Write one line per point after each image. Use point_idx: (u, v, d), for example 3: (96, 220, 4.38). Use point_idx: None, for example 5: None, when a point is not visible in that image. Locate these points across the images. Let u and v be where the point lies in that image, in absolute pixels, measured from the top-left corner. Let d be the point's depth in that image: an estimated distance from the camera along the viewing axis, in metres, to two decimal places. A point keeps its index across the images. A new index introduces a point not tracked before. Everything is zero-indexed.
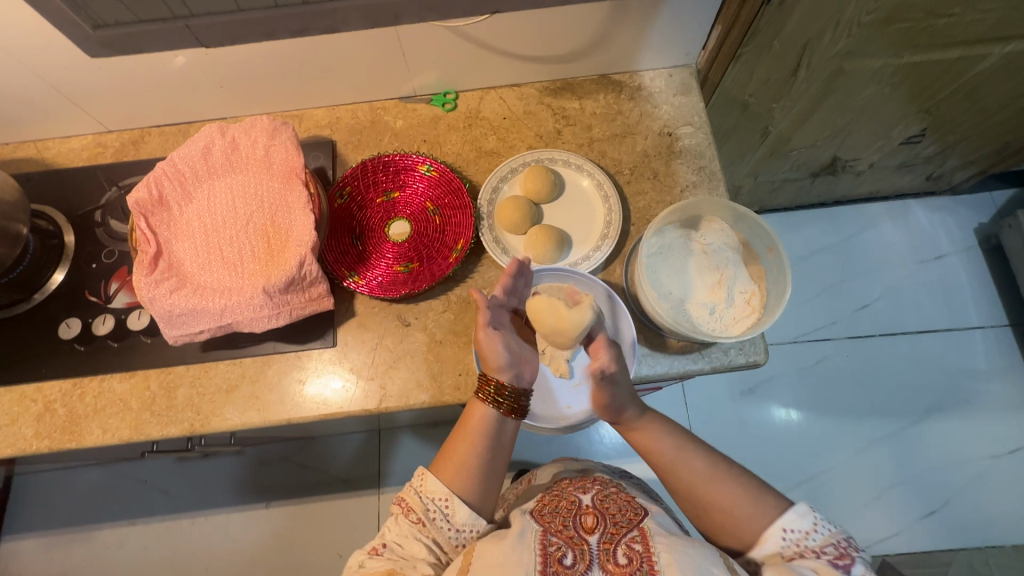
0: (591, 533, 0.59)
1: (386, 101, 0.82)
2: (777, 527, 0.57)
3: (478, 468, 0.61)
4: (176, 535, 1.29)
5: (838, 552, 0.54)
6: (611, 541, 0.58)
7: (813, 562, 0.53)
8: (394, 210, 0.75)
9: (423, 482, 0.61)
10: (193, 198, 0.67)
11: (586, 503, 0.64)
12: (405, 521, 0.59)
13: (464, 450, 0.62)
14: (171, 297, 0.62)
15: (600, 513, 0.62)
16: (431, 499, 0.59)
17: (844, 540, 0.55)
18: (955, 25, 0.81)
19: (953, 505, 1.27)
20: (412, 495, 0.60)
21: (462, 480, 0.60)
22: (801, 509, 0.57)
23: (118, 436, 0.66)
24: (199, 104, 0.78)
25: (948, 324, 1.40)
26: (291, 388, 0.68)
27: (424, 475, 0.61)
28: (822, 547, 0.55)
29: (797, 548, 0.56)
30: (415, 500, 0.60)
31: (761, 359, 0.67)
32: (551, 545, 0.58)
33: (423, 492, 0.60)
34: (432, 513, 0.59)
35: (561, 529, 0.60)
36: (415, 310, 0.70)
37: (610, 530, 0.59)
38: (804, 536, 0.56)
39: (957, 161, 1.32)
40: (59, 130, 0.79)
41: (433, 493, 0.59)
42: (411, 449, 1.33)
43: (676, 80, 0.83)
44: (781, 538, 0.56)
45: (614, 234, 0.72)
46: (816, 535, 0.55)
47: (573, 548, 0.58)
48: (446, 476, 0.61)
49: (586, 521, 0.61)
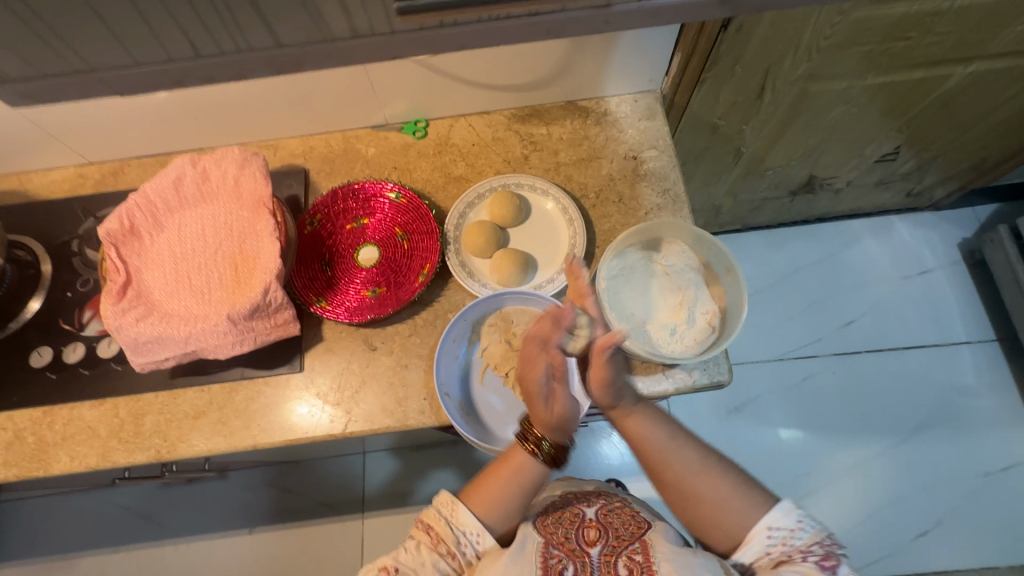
0: (593, 545, 0.61)
1: (358, 130, 0.84)
2: (763, 526, 0.57)
3: (510, 505, 0.62)
4: (159, 562, 1.28)
5: (822, 551, 0.55)
6: (611, 554, 0.60)
7: (800, 565, 0.54)
8: (363, 235, 0.76)
9: (454, 513, 0.60)
10: (163, 227, 0.69)
11: (590, 516, 0.65)
12: (431, 551, 0.58)
13: (504, 487, 0.62)
14: (138, 325, 0.63)
15: (603, 527, 0.63)
16: (464, 532, 0.59)
17: (828, 539, 0.56)
18: (914, 47, 0.83)
19: (947, 524, 1.25)
20: (441, 524, 0.60)
21: (494, 513, 0.61)
22: (786, 506, 0.58)
23: (86, 463, 0.66)
24: (175, 136, 0.80)
25: (935, 340, 1.40)
26: (258, 414, 0.68)
27: (456, 505, 0.61)
28: (808, 547, 0.55)
29: (782, 548, 0.56)
30: (446, 531, 0.59)
31: (726, 379, 0.66)
32: (552, 557, 0.59)
33: (453, 522, 0.60)
34: (463, 545, 0.59)
35: (563, 541, 0.61)
36: (381, 334, 0.71)
37: (612, 543, 0.61)
38: (790, 535, 0.56)
39: (935, 177, 1.33)
40: (40, 163, 0.81)
41: (465, 526, 0.60)
42: (396, 472, 1.32)
43: (641, 105, 0.85)
44: (766, 537, 0.57)
45: (578, 257, 0.73)
46: (801, 534, 0.56)
47: (574, 560, 0.59)
48: (480, 511, 0.61)
49: (589, 533, 0.62)
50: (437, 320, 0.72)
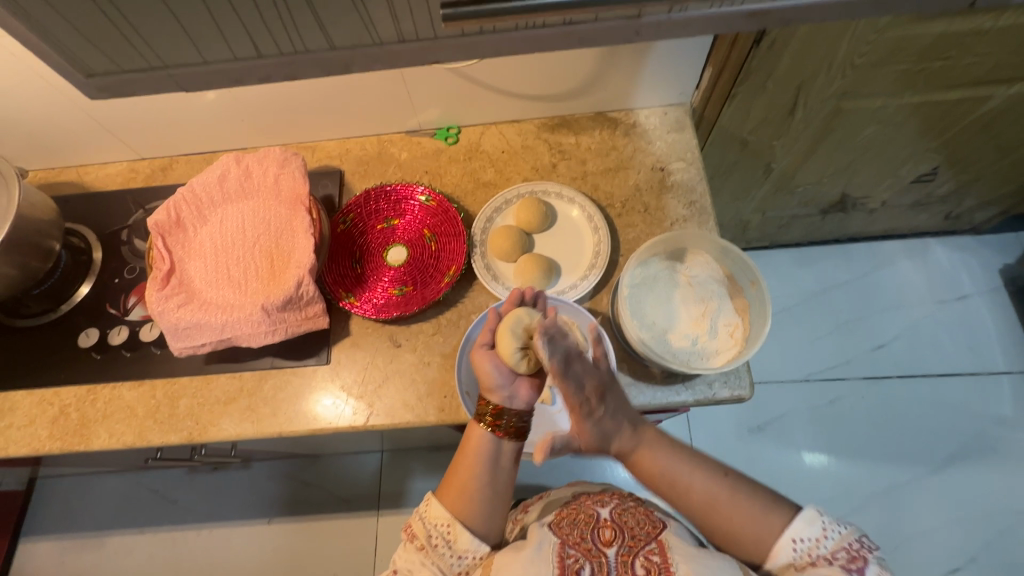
0: (609, 545, 0.62)
1: (393, 135, 0.87)
2: (788, 537, 0.56)
3: (477, 491, 0.61)
4: (181, 546, 1.32)
5: (850, 555, 0.54)
6: (629, 554, 0.61)
7: (827, 570, 0.53)
8: (393, 236, 0.79)
9: (427, 507, 0.62)
10: (207, 220, 0.73)
11: (604, 516, 0.67)
12: (410, 547, 0.60)
13: (467, 472, 0.62)
14: (178, 311, 0.66)
15: (618, 527, 0.65)
16: (433, 524, 0.60)
17: (855, 543, 0.55)
18: (953, 67, 0.81)
19: (979, 562, 1.19)
20: (418, 521, 0.62)
21: (463, 505, 0.61)
22: (809, 515, 0.57)
23: (122, 441, 0.70)
24: (222, 135, 0.85)
25: (971, 369, 1.34)
26: (284, 403, 0.71)
27: (428, 499, 0.63)
28: (834, 554, 0.54)
29: (809, 556, 0.55)
30: (420, 526, 0.61)
31: (746, 393, 0.66)
32: (568, 557, 0.61)
33: (425, 516, 0.61)
34: (437, 540, 0.60)
35: (579, 542, 0.63)
36: (406, 332, 0.73)
37: (628, 543, 0.62)
38: (815, 544, 0.55)
39: (976, 201, 1.29)
40: (98, 157, 0.87)
41: (435, 519, 0.61)
42: (412, 472, 1.34)
43: (670, 118, 0.86)
44: (792, 548, 0.56)
45: (601, 264, 0.73)
46: (826, 543, 0.55)
47: (591, 561, 0.61)
48: (448, 502, 0.61)
49: (604, 534, 0.64)
50: (459, 321, 0.73)
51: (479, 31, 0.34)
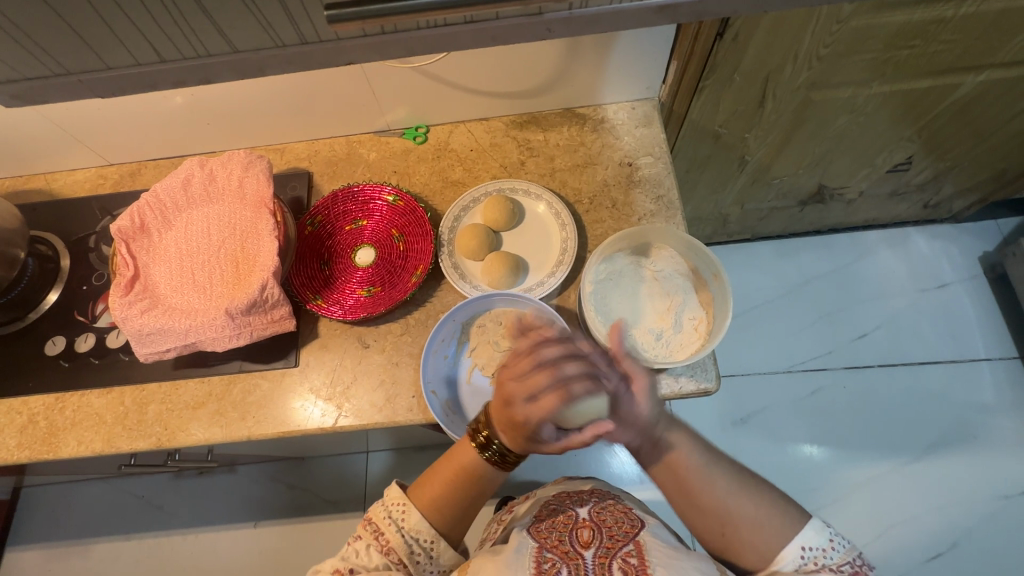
0: (587, 547, 0.62)
1: (361, 135, 0.87)
2: (797, 544, 0.57)
3: (457, 506, 0.64)
4: (167, 552, 1.32)
5: (853, 569, 0.56)
6: (606, 556, 0.61)
7: None
8: (361, 237, 0.79)
9: (405, 517, 0.62)
10: (172, 225, 0.73)
11: (583, 516, 0.67)
12: (382, 557, 0.60)
13: (451, 487, 0.64)
14: (142, 317, 0.66)
15: (596, 527, 0.65)
16: (415, 538, 0.62)
17: (859, 559, 0.57)
18: (918, 56, 0.82)
19: (961, 548, 1.20)
20: (393, 532, 0.61)
21: (443, 519, 0.63)
22: (817, 525, 0.59)
23: (91, 448, 0.70)
24: (188, 139, 0.84)
25: (952, 356, 1.35)
26: (253, 406, 0.71)
27: (406, 506, 0.63)
28: (841, 566, 0.56)
29: (813, 564, 0.57)
30: (398, 539, 0.61)
31: (712, 386, 0.66)
32: (545, 561, 0.60)
33: (405, 526, 0.62)
34: (417, 555, 0.62)
35: (557, 544, 0.63)
36: (375, 332, 0.73)
37: (606, 545, 0.62)
38: (822, 554, 0.57)
39: (952, 189, 1.29)
40: (65, 164, 0.87)
41: (416, 533, 0.62)
42: (397, 472, 1.34)
43: (639, 113, 0.86)
44: (799, 555, 0.57)
45: (568, 260, 0.73)
46: (834, 554, 0.57)
47: (567, 563, 0.60)
48: (428, 514, 0.63)
49: (583, 534, 0.64)
50: (428, 320, 0.73)
51: (382, 31, 0.35)
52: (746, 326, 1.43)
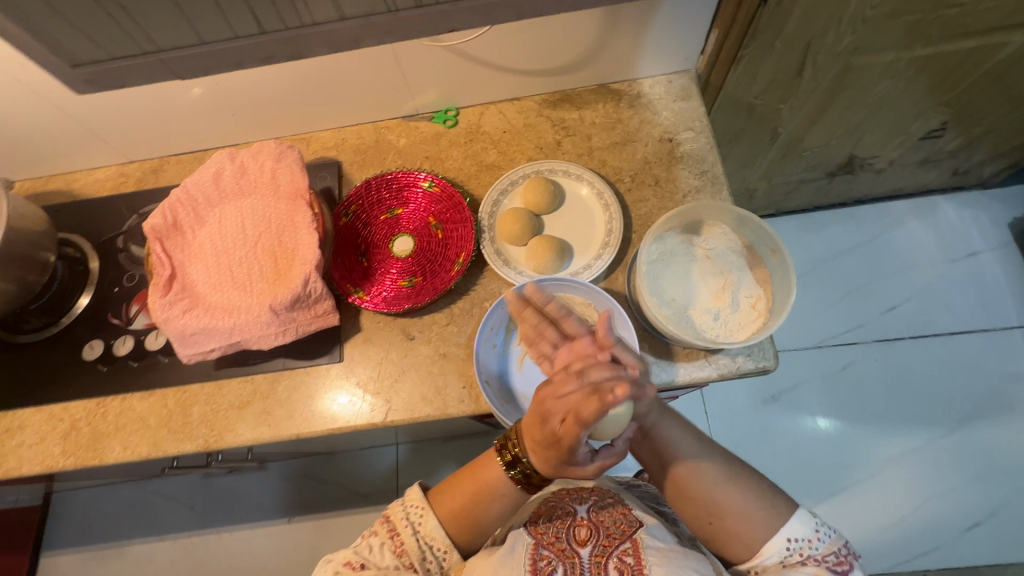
0: (583, 545, 0.62)
1: (389, 121, 0.84)
2: (782, 536, 0.57)
3: (474, 520, 0.62)
4: (204, 550, 1.32)
5: (838, 559, 0.56)
6: (602, 555, 0.60)
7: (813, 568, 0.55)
8: (398, 226, 0.76)
9: (421, 523, 0.62)
10: (205, 221, 0.70)
11: (581, 513, 0.66)
12: (392, 558, 0.60)
13: (470, 501, 0.62)
14: (184, 317, 0.64)
15: (594, 525, 0.64)
16: (429, 545, 0.61)
17: (843, 548, 0.57)
18: (966, 15, 0.78)
19: (999, 517, 1.20)
20: (409, 535, 0.61)
21: (462, 531, 0.62)
22: (803, 515, 0.59)
23: (137, 452, 0.68)
24: (212, 132, 0.81)
25: (983, 326, 1.33)
26: (299, 404, 0.69)
27: (425, 512, 0.62)
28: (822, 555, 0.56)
29: (799, 555, 0.57)
30: (410, 542, 0.61)
31: (772, 364, 0.65)
32: (541, 559, 0.60)
33: (421, 531, 0.61)
34: (429, 562, 0.61)
35: (554, 542, 0.62)
36: (419, 324, 0.71)
37: (602, 543, 0.61)
38: (807, 544, 0.57)
39: (985, 154, 1.26)
40: (86, 163, 0.84)
41: (432, 541, 0.61)
42: (430, 463, 1.34)
43: (676, 86, 0.83)
44: (785, 546, 0.57)
45: (615, 242, 0.71)
46: (817, 543, 0.57)
47: (563, 562, 0.60)
48: (446, 523, 0.62)
49: (579, 533, 0.63)
50: (473, 309, 0.71)
51: None
52: None
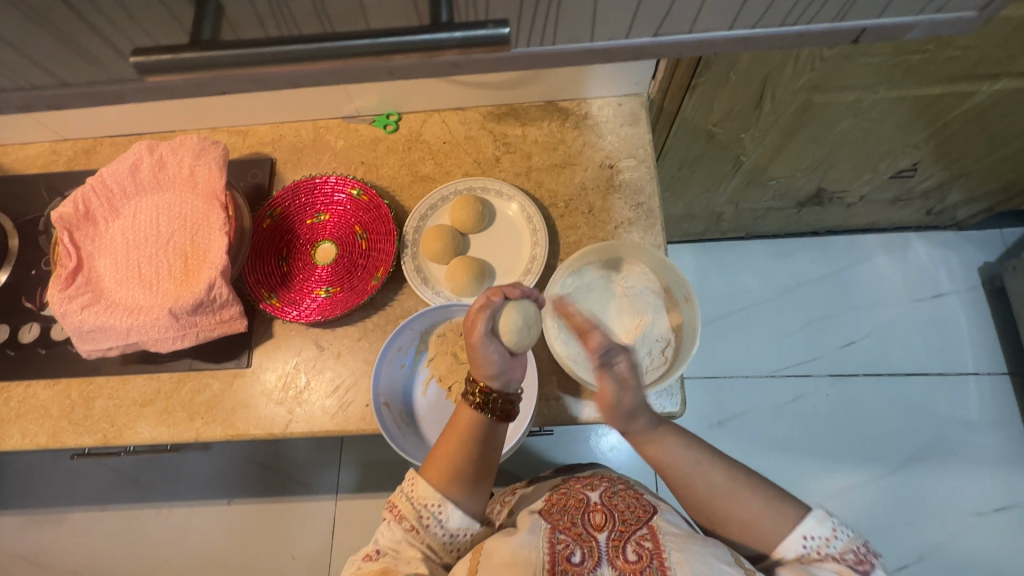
0: (600, 530, 0.57)
1: (329, 120, 0.82)
2: (798, 534, 0.53)
3: (464, 468, 0.58)
4: (141, 524, 1.33)
5: (857, 557, 0.51)
6: (619, 539, 0.56)
7: (834, 566, 0.50)
8: (322, 232, 0.75)
9: (412, 486, 0.57)
10: (119, 213, 0.69)
11: (594, 501, 0.61)
12: (397, 528, 0.55)
13: (455, 449, 0.58)
14: (82, 313, 0.63)
15: (609, 511, 0.60)
16: (423, 505, 0.56)
17: (864, 547, 0.52)
18: (931, 61, 0.75)
19: (928, 560, 1.20)
20: (403, 501, 0.57)
21: (455, 481, 0.57)
22: (819, 514, 0.54)
23: (35, 442, 0.68)
24: (143, 118, 0.79)
25: (940, 369, 1.32)
26: (202, 406, 0.68)
27: (414, 476, 0.58)
28: (843, 555, 0.51)
29: (816, 554, 0.52)
30: (406, 506, 0.56)
31: (678, 411, 0.63)
32: (558, 543, 0.56)
33: (414, 496, 0.57)
34: (426, 520, 0.55)
35: (569, 526, 0.58)
36: (331, 335, 0.70)
37: (619, 528, 0.57)
38: (825, 543, 0.52)
39: (959, 197, 1.24)
40: (16, 138, 0.82)
41: (423, 498, 0.56)
42: (372, 457, 1.34)
43: (625, 110, 0.79)
44: (801, 545, 0.52)
45: (536, 270, 0.70)
46: (836, 542, 0.52)
47: (581, 546, 0.56)
48: (436, 479, 0.57)
49: (595, 518, 0.59)
50: (387, 325, 0.70)
51: None
52: (731, 326, 1.40)
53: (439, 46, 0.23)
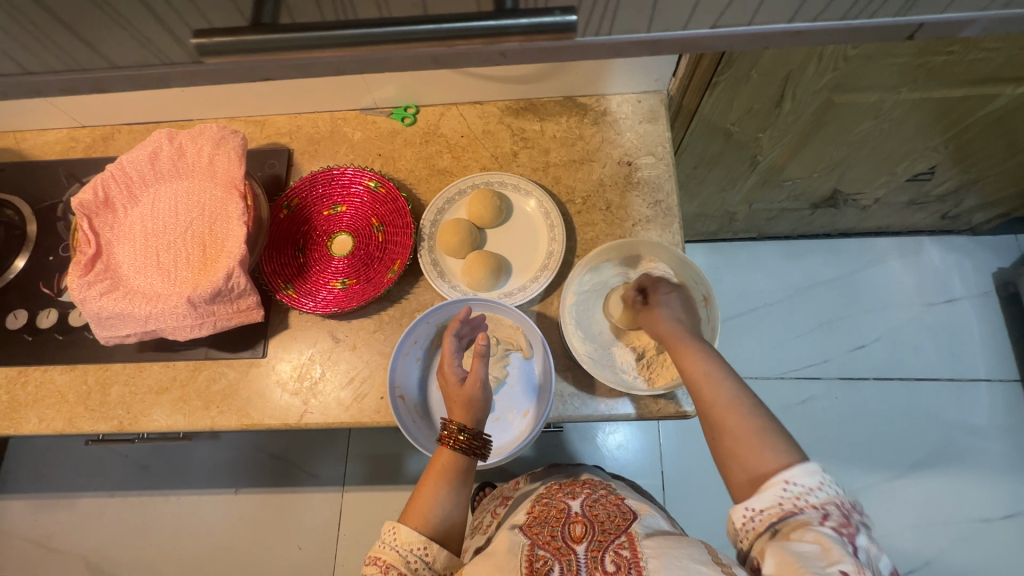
0: (579, 542, 0.57)
1: (347, 112, 0.81)
2: (780, 478, 0.47)
3: (445, 507, 0.57)
4: (150, 510, 1.34)
5: (841, 516, 0.45)
6: (598, 549, 0.56)
7: (814, 524, 0.44)
8: (339, 224, 0.75)
9: (394, 535, 0.55)
10: (138, 201, 0.69)
11: (575, 511, 0.63)
12: None
13: (433, 490, 0.58)
14: (101, 300, 0.63)
15: (589, 522, 0.60)
16: (409, 550, 0.54)
17: (850, 505, 0.45)
18: (955, 62, 0.74)
19: (934, 566, 1.19)
20: (386, 550, 0.54)
21: (436, 519, 0.56)
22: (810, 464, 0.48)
23: (52, 427, 0.68)
24: (162, 106, 0.79)
25: (951, 374, 1.32)
26: (218, 395, 0.68)
27: (395, 525, 0.56)
28: (823, 507, 0.45)
29: (795, 502, 0.46)
30: (392, 556, 0.53)
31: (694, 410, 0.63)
32: (537, 559, 0.55)
33: (397, 541, 0.54)
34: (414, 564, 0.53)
35: (549, 541, 0.58)
36: (346, 327, 0.70)
37: (598, 538, 0.57)
38: (807, 491, 0.46)
39: (976, 201, 1.22)
40: (35, 124, 0.82)
41: (408, 543, 0.54)
42: (379, 450, 1.34)
43: (644, 107, 0.79)
44: (781, 489, 0.47)
45: (553, 265, 0.70)
46: (819, 492, 0.46)
47: (561, 560, 0.55)
48: (417, 523, 0.56)
49: (575, 530, 0.59)
50: (403, 318, 0.70)
51: None
52: (741, 327, 1.40)
53: (503, 32, 0.23)
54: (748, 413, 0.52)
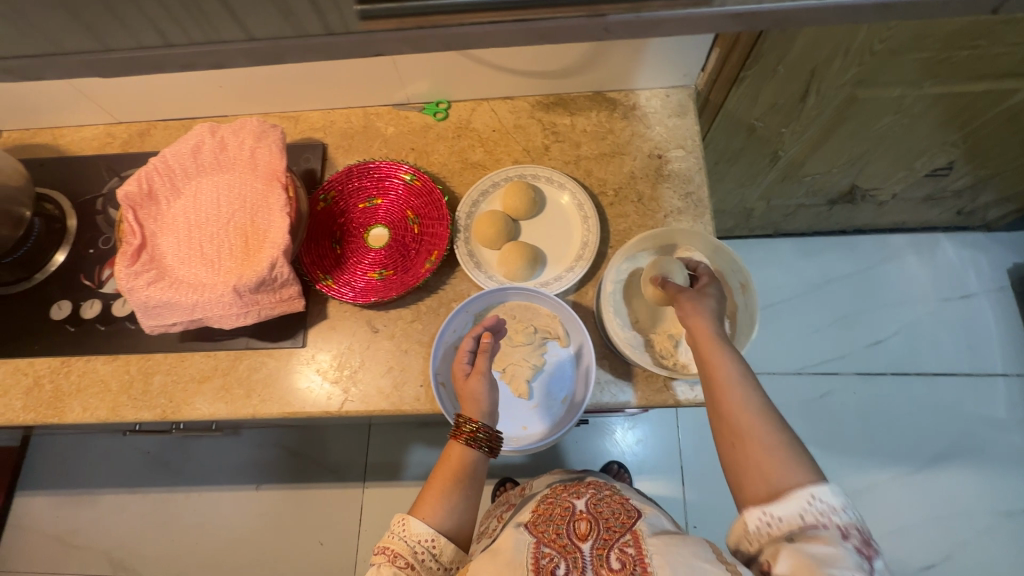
0: (584, 540, 0.55)
1: (379, 108, 0.83)
2: (806, 492, 0.46)
3: (454, 503, 0.57)
4: (172, 507, 1.35)
5: (861, 541, 0.44)
6: (603, 547, 0.53)
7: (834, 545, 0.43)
8: (375, 216, 0.76)
9: (403, 526, 0.56)
10: (180, 193, 0.70)
11: (580, 508, 0.59)
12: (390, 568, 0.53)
13: (442, 486, 0.58)
14: (148, 289, 0.64)
15: (594, 519, 0.57)
16: (418, 542, 0.55)
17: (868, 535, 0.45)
18: (979, 57, 0.75)
19: (954, 560, 1.20)
20: (395, 542, 0.55)
21: (443, 515, 0.56)
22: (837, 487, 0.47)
23: (96, 415, 0.69)
24: (200, 102, 0.81)
25: (967, 369, 1.32)
26: (259, 384, 0.70)
27: (404, 518, 0.56)
28: (846, 528, 0.45)
29: (817, 518, 0.46)
30: (400, 546, 0.54)
31: None
32: (542, 557, 0.53)
33: (406, 534, 0.55)
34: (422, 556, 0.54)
35: (554, 538, 0.55)
36: (384, 317, 0.71)
37: (603, 536, 0.55)
38: (831, 511, 0.45)
39: (992, 197, 1.24)
40: (74, 120, 0.84)
41: (416, 536, 0.55)
42: (399, 446, 1.35)
43: (673, 101, 0.80)
44: (805, 503, 0.46)
45: (588, 256, 0.71)
46: (843, 513, 0.45)
47: (566, 558, 0.53)
48: (426, 516, 0.56)
49: (579, 527, 0.56)
50: (439, 308, 0.72)
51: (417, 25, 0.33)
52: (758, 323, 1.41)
53: None
54: (759, 410, 0.52)
